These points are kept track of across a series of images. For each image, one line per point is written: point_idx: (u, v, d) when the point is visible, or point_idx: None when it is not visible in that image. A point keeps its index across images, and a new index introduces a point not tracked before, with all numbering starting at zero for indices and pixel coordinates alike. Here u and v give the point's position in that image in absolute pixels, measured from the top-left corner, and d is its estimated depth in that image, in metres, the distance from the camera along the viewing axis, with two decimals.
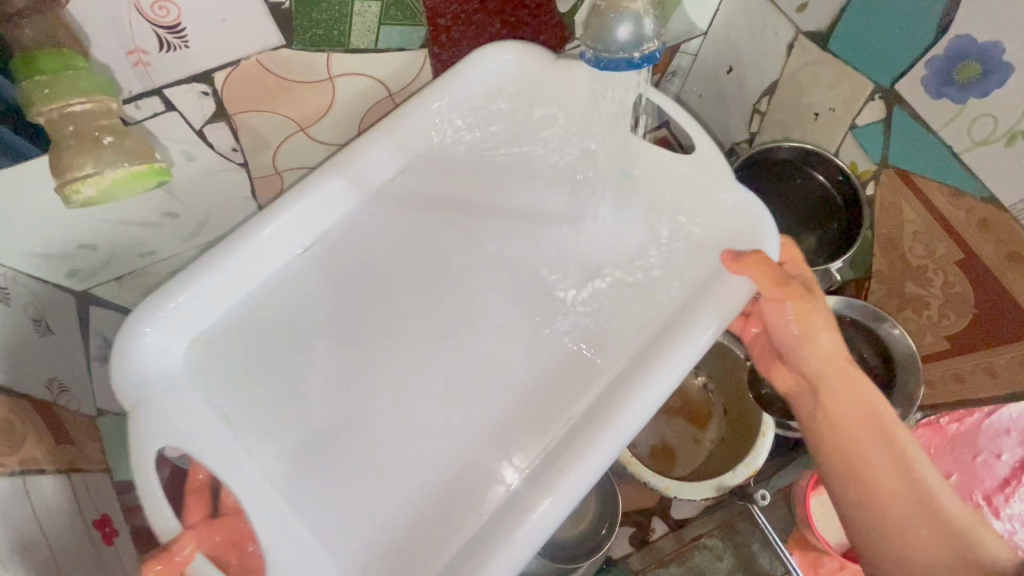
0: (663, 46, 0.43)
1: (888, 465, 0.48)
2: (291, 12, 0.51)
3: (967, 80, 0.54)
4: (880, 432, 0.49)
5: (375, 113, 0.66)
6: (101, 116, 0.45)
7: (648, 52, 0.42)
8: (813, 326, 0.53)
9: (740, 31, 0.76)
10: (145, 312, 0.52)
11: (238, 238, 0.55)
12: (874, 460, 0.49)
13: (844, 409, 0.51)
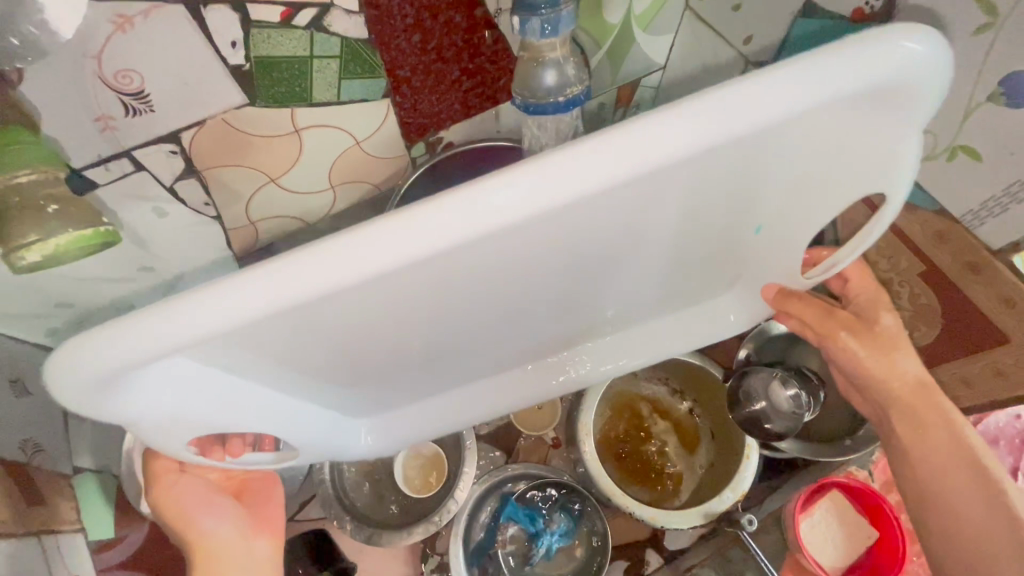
0: (590, 88, 0.46)
1: (958, 479, 0.56)
2: (252, 72, 0.53)
3: None
4: (956, 450, 0.57)
5: (344, 160, 0.68)
6: (45, 184, 0.45)
7: (573, 96, 0.44)
8: (891, 345, 0.61)
9: (696, 65, 0.82)
10: (79, 357, 0.38)
11: (244, 281, 0.38)
12: (946, 472, 0.57)
13: (936, 430, 0.58)
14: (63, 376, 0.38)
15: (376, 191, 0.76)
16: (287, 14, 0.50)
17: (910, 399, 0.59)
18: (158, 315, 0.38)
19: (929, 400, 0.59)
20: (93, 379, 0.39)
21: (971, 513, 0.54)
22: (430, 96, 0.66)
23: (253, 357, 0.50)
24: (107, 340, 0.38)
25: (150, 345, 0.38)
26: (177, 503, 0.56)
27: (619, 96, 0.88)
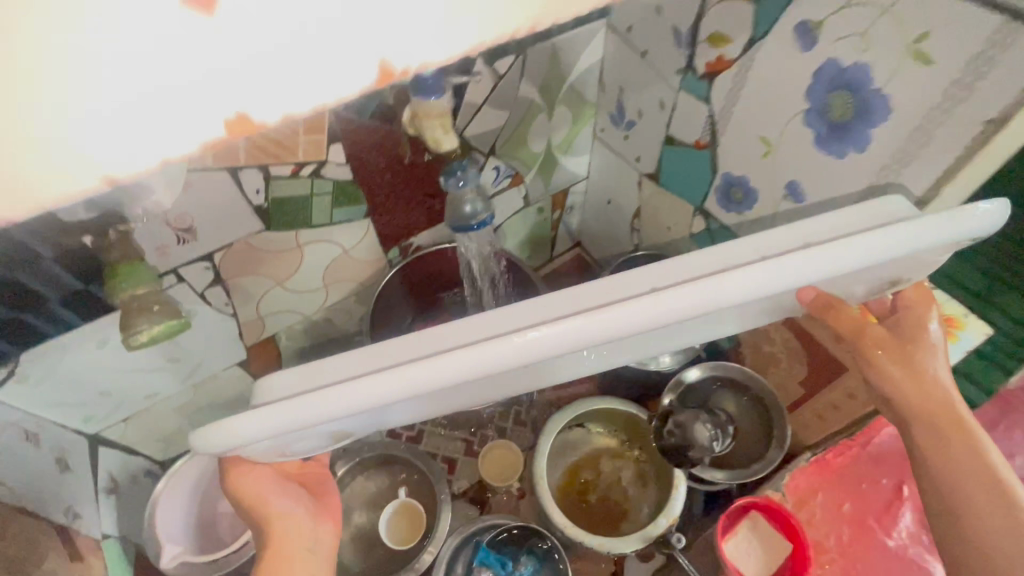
0: (493, 214, 0.65)
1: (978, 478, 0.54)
2: (268, 209, 0.73)
3: (737, 200, 0.78)
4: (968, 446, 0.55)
5: (335, 264, 0.88)
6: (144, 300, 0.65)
7: (482, 219, 0.64)
8: (930, 354, 0.56)
9: (608, 176, 1.07)
10: (236, 424, 0.46)
11: (380, 377, 0.45)
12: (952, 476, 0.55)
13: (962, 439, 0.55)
14: (214, 437, 0.46)
15: (361, 286, 0.95)
16: (295, 169, 0.71)
17: (947, 416, 0.55)
18: (304, 401, 0.45)
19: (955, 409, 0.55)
20: (238, 441, 0.47)
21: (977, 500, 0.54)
22: (399, 213, 0.87)
23: (363, 429, 0.56)
24: (254, 419, 0.46)
25: (291, 421, 0.46)
26: (254, 491, 0.59)
27: (553, 201, 1.13)
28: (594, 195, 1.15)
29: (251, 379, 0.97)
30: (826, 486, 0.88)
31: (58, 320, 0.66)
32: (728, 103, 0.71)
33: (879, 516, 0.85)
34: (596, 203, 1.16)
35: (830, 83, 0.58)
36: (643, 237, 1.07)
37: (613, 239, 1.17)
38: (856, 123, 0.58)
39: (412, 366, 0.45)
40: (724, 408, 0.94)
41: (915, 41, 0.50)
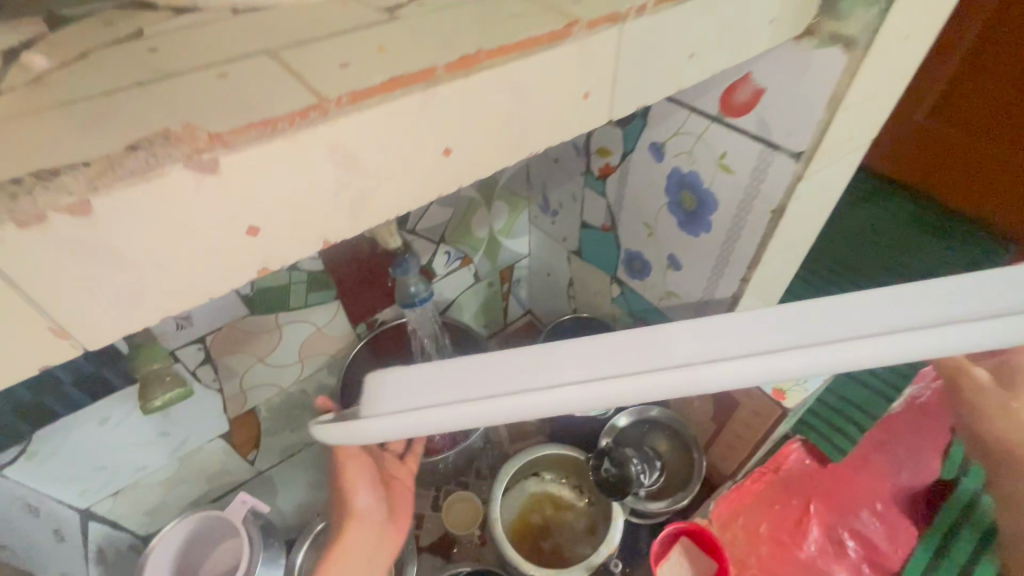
0: (431, 292, 0.82)
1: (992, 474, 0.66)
2: (253, 297, 0.89)
3: (638, 269, 0.98)
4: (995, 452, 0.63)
5: (309, 340, 1.02)
6: (153, 369, 0.62)
7: (422, 296, 0.80)
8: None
9: (545, 254, 1.26)
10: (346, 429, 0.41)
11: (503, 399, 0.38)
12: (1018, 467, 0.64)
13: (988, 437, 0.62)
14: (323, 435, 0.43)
15: (332, 358, 1.09)
16: None
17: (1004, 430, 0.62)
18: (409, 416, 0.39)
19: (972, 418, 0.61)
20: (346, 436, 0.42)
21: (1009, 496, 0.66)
22: (364, 295, 1.03)
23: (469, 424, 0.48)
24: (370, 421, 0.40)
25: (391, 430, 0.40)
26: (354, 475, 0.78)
27: (501, 275, 1.31)
28: (536, 269, 1.34)
29: (233, 449, 1.07)
30: (747, 509, 1.01)
31: (70, 400, 0.79)
32: (619, 196, 0.92)
33: (790, 532, 0.99)
34: (538, 276, 1.35)
35: (678, 184, 0.79)
36: (578, 303, 1.25)
37: (555, 306, 1.35)
38: (700, 211, 0.78)
39: (499, 393, 0.39)
40: (655, 447, 1.07)
41: (719, 159, 0.70)
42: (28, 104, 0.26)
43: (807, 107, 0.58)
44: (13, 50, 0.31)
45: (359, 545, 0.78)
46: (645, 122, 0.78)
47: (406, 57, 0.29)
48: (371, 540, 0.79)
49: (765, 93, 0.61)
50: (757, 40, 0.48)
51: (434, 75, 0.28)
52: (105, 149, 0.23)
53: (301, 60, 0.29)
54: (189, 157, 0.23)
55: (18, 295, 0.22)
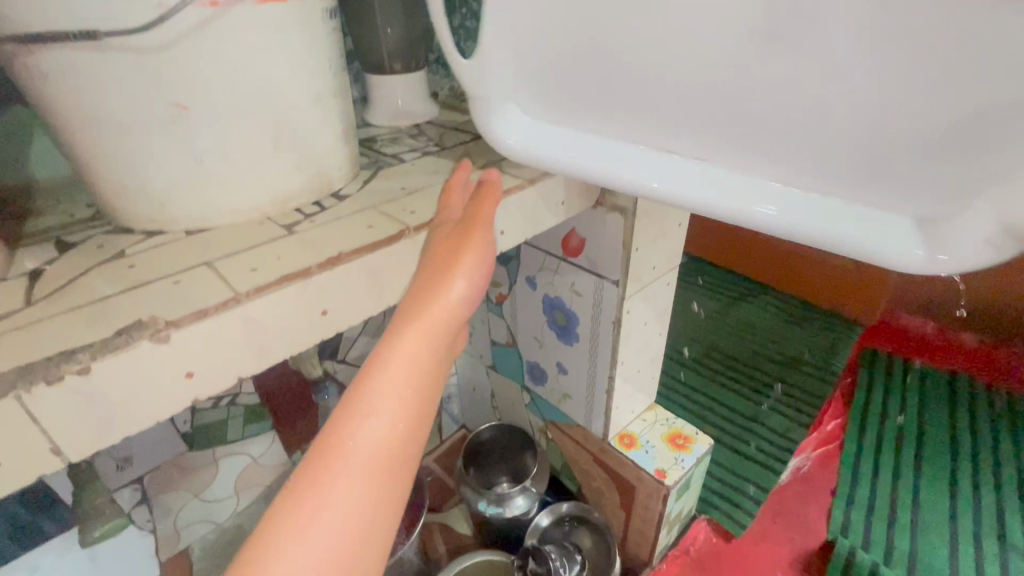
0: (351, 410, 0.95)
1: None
2: (192, 433, 0.99)
3: (538, 376, 1.15)
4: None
5: (245, 471, 1.10)
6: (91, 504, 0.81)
7: None
8: None
9: (467, 371, 1.42)
10: None
11: None
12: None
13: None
14: None
15: (267, 489, 1.15)
16: (216, 400, 1.00)
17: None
18: None
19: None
20: None
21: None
22: (299, 425, 1.14)
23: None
24: None
25: None
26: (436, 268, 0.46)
27: None
28: (463, 386, 1.49)
29: None
30: None
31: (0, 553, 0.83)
32: (513, 319, 1.12)
33: None
34: (465, 392, 1.49)
35: (551, 306, 1.00)
36: (501, 412, 1.39)
37: (483, 418, 1.47)
38: (569, 325, 0.99)
39: None
40: (579, 542, 1.15)
41: (572, 287, 0.93)
42: (48, 310, 0.42)
43: (613, 251, 0.82)
44: (35, 272, 0.49)
45: (416, 351, 0.40)
46: (519, 261, 1.01)
47: (296, 261, 0.48)
48: (422, 351, 0.41)
49: (587, 242, 0.85)
50: (555, 215, 0.72)
51: (310, 271, 0.47)
52: (101, 334, 0.39)
53: (227, 267, 0.47)
54: (152, 335, 0.40)
55: (39, 428, 0.37)
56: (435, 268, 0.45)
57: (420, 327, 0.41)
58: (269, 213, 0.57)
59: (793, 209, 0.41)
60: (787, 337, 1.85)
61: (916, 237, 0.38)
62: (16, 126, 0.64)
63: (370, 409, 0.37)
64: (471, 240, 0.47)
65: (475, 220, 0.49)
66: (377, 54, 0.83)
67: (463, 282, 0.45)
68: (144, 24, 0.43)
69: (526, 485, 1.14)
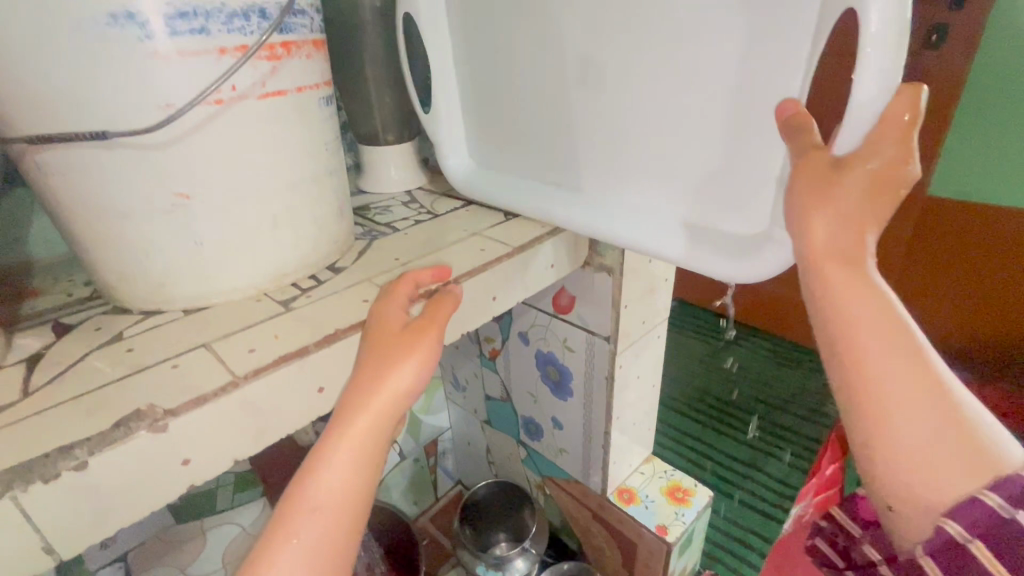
0: None
1: (901, 371, 0.39)
2: (180, 504, 0.96)
3: (533, 430, 1.14)
4: (897, 326, 0.41)
5: (232, 550, 1.01)
6: None
7: None
8: None
9: (462, 426, 1.40)
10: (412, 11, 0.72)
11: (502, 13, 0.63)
12: (889, 389, 0.39)
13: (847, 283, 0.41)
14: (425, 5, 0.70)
15: None
16: None
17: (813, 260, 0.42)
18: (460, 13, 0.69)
19: (860, 242, 0.42)
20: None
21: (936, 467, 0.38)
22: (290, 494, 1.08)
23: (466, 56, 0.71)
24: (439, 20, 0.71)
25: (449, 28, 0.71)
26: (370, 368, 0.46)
27: (426, 450, 1.42)
28: (458, 442, 1.47)
29: None
30: None
31: None
32: (507, 373, 1.12)
33: None
34: (460, 448, 1.46)
35: (544, 362, 1.01)
36: (497, 468, 1.37)
37: (479, 473, 1.45)
38: (563, 381, 0.99)
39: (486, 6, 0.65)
40: None
41: (564, 343, 0.94)
42: (46, 401, 0.43)
43: (603, 309, 0.84)
44: (33, 358, 0.49)
45: (349, 471, 0.43)
46: (511, 317, 1.02)
47: (293, 339, 0.49)
48: (356, 470, 0.43)
49: (577, 300, 0.87)
50: (544, 278, 0.74)
51: (307, 350, 0.48)
52: (98, 427, 0.39)
53: (225, 349, 0.48)
54: (150, 424, 0.40)
55: (32, 527, 0.36)
56: (366, 376, 0.45)
57: (358, 423, 0.44)
58: (265, 289, 0.58)
59: (628, 225, 0.62)
60: (780, 381, 1.85)
61: (700, 240, 0.56)
62: (20, 208, 0.66)
63: (301, 538, 0.40)
64: (411, 353, 0.46)
65: (432, 321, 0.49)
66: (370, 126, 0.86)
67: (397, 395, 0.45)
68: (152, 124, 0.46)
69: (525, 546, 1.11)
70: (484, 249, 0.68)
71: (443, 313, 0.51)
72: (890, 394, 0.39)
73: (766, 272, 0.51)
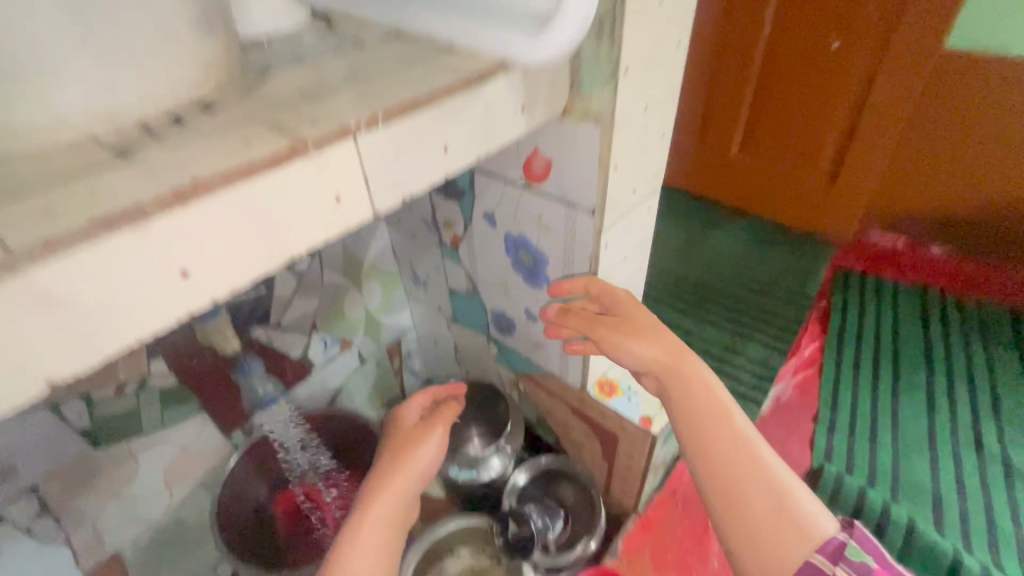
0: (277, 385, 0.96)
1: (744, 459, 0.64)
2: (92, 429, 0.83)
3: (505, 325, 1.02)
4: (736, 435, 0.66)
5: (173, 463, 0.96)
6: None
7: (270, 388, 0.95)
8: None
9: (425, 325, 1.28)
10: None
11: None
12: (744, 479, 0.63)
13: (694, 382, 0.69)
14: None
15: (207, 475, 1.02)
16: (118, 388, 0.83)
17: (671, 361, 0.71)
18: None
19: (700, 376, 0.70)
20: None
21: (786, 544, 0.60)
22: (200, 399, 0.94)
23: None
24: None
25: None
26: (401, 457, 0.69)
27: (388, 353, 1.30)
28: (422, 341, 1.35)
29: None
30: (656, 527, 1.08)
31: None
32: (471, 262, 0.97)
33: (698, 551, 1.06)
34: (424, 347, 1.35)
35: (513, 246, 0.86)
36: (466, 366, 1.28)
37: (447, 372, 1.36)
38: (537, 267, 0.85)
39: None
40: (561, 497, 1.07)
41: (538, 222, 0.78)
42: None
43: (587, 174, 0.68)
44: None
45: (383, 527, 0.63)
46: (473, 194, 0.85)
47: (120, 198, 0.32)
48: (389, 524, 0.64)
49: (554, 164, 0.70)
50: (511, 128, 0.56)
51: (146, 214, 0.31)
52: None
53: (12, 212, 0.31)
54: None
55: None
56: (401, 460, 0.69)
57: (386, 498, 0.65)
58: (96, 133, 0.39)
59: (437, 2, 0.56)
60: (755, 277, 1.84)
61: (509, 18, 0.51)
62: None
63: None
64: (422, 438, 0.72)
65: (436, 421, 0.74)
66: None
67: (420, 472, 0.69)
68: None
69: (499, 443, 1.06)
70: (424, 79, 0.48)
71: (449, 412, 0.76)
72: (740, 474, 0.64)
73: (541, 61, 0.49)
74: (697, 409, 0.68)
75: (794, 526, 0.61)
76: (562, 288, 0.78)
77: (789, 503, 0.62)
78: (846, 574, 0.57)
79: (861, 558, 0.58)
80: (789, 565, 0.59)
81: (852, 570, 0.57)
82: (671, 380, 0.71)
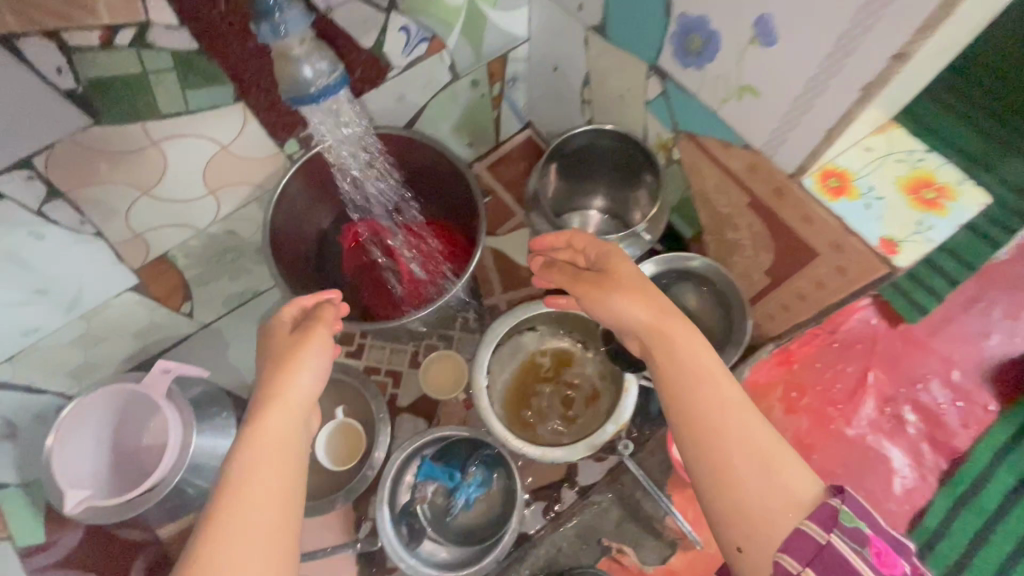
0: (336, 80, 0.62)
1: (731, 411, 0.51)
2: (85, 93, 0.58)
3: (697, 48, 0.62)
4: (720, 382, 0.52)
5: (214, 166, 0.73)
6: None
7: (321, 87, 0.61)
8: None
9: (548, 36, 0.87)
10: None
11: None
12: (730, 432, 0.49)
13: (678, 343, 0.55)
14: None
15: (258, 190, 0.81)
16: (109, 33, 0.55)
17: (654, 321, 0.56)
18: None
19: (677, 327, 0.56)
20: None
21: (774, 507, 0.47)
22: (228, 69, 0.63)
23: None
24: None
25: None
26: (281, 380, 0.53)
27: (490, 71, 0.92)
28: (537, 65, 0.95)
29: (155, 303, 0.86)
30: (801, 366, 0.85)
31: None
32: None
33: (843, 406, 0.84)
34: (539, 74, 0.96)
35: None
36: (594, 111, 0.91)
37: (563, 116, 1.00)
38: None
39: None
40: (683, 304, 0.85)
41: None
42: None
43: None
44: None
45: (249, 465, 0.47)
46: None
47: None
48: (274, 463, 0.47)
49: None
50: None
51: None
52: None
53: None
54: None
55: None
56: (281, 377, 0.53)
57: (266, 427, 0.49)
58: None
59: None
60: None
61: None
62: None
63: None
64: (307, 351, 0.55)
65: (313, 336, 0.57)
66: None
67: (305, 396, 0.53)
68: None
69: (635, 229, 0.77)
70: None
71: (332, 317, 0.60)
72: (725, 429, 0.50)
73: None
74: (677, 356, 0.54)
75: (783, 486, 0.47)
76: (542, 243, 0.69)
77: (780, 463, 0.48)
78: (841, 542, 0.44)
79: (859, 526, 0.44)
80: (778, 535, 0.46)
81: (849, 540, 0.44)
82: (648, 334, 0.57)
